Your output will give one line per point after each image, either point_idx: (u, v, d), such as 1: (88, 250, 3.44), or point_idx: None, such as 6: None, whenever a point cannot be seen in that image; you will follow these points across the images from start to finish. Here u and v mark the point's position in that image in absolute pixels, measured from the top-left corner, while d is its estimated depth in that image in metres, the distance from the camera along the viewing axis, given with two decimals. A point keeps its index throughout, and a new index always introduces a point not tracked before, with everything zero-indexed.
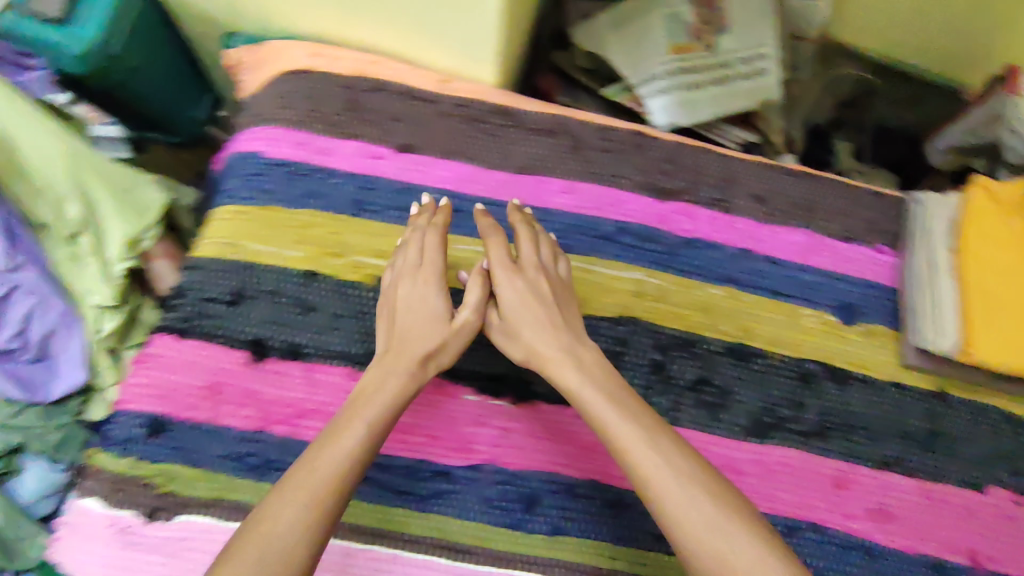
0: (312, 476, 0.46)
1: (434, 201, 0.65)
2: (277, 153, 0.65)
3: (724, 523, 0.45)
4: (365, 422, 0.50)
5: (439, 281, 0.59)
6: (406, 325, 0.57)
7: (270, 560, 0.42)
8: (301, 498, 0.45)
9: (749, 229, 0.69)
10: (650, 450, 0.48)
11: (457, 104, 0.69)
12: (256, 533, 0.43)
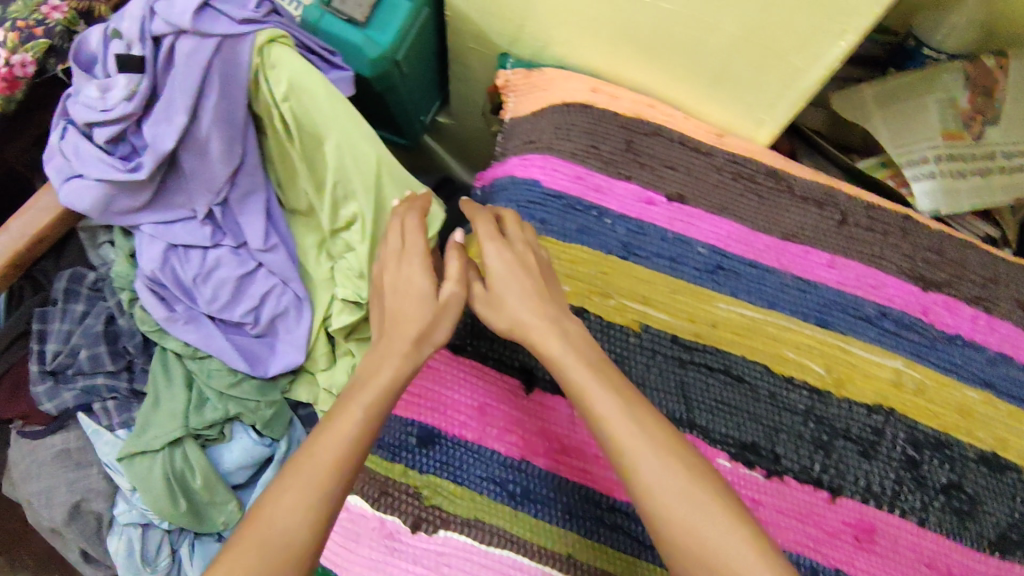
0: (308, 463, 0.42)
1: (702, 256, 0.65)
2: (556, 185, 0.66)
3: (696, 491, 0.42)
4: (364, 407, 0.46)
5: (423, 257, 0.54)
6: (395, 306, 0.52)
7: (279, 554, 0.39)
8: (293, 489, 0.41)
9: (1010, 335, 0.67)
10: (643, 439, 0.43)
11: (731, 160, 0.68)
12: (258, 525, 0.40)
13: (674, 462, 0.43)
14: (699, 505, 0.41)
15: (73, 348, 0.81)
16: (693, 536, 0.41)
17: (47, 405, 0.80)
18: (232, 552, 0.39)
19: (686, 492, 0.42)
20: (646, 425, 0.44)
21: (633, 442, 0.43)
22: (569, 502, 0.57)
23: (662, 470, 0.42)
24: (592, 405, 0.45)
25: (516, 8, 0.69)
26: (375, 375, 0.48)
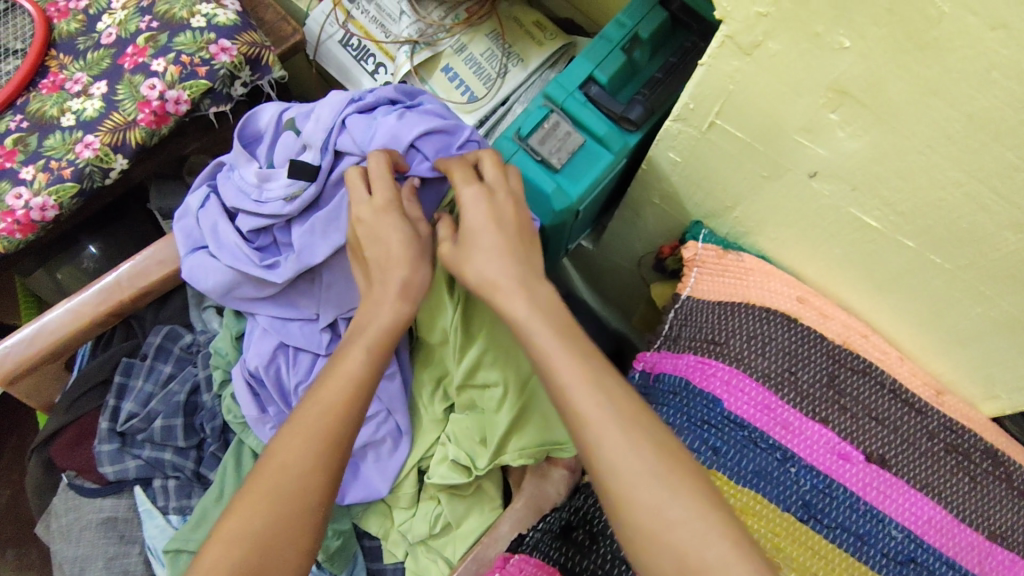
0: (314, 416, 0.48)
1: (895, 541, 0.55)
2: (741, 410, 0.57)
3: (671, 475, 0.42)
4: (362, 350, 0.52)
5: (394, 203, 0.55)
6: (378, 252, 0.55)
7: (291, 503, 0.45)
8: (303, 436, 0.47)
9: None
10: (604, 402, 0.45)
11: (945, 426, 0.58)
12: (267, 472, 0.46)
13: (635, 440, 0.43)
14: (669, 488, 0.42)
15: (150, 412, 0.75)
16: (657, 517, 0.41)
17: (107, 468, 0.74)
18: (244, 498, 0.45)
19: (658, 478, 0.42)
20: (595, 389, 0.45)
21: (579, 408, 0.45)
22: None
23: (627, 451, 0.43)
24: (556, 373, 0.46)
25: (733, 191, 0.61)
26: (367, 319, 0.54)
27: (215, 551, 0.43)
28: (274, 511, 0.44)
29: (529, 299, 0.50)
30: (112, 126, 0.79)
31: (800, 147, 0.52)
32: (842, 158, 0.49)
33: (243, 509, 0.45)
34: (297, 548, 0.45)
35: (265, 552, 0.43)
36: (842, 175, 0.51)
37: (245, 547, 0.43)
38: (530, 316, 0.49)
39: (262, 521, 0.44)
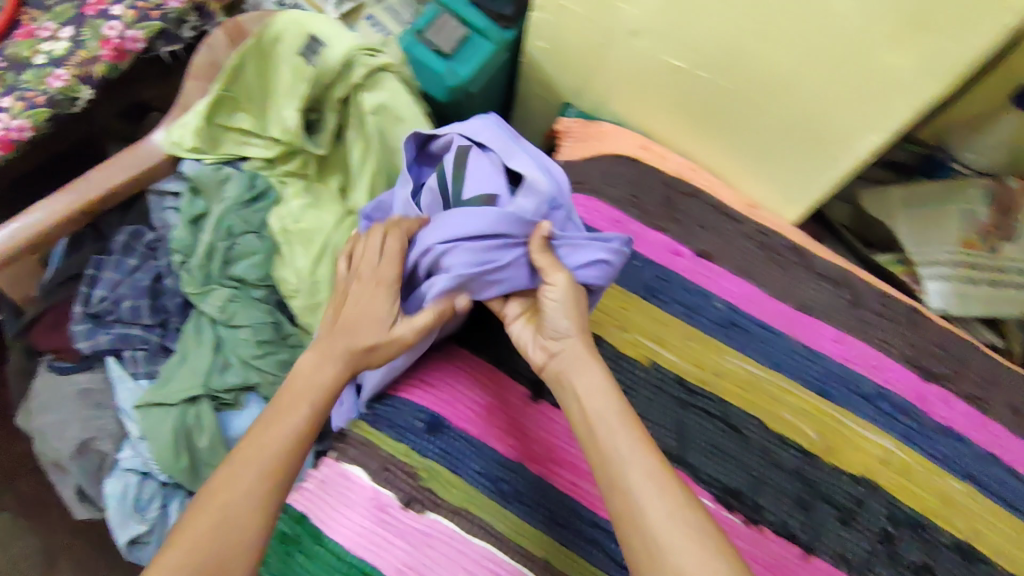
0: (268, 442, 0.51)
1: (718, 310, 0.70)
2: (596, 224, 0.73)
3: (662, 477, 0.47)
4: (310, 405, 0.54)
5: (386, 292, 0.59)
6: (353, 318, 0.58)
7: (235, 531, 0.46)
8: (249, 472, 0.49)
9: (998, 435, 0.70)
10: (605, 403, 0.52)
11: (758, 231, 0.75)
12: (222, 484, 0.48)
13: (647, 461, 0.48)
14: (683, 515, 0.44)
15: (118, 296, 0.87)
16: (644, 515, 0.45)
17: (81, 343, 0.84)
18: (204, 498, 0.47)
19: (654, 477, 0.47)
20: (633, 427, 0.50)
21: (603, 419, 0.51)
22: (553, 509, 0.61)
23: (665, 513, 0.45)
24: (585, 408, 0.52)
25: (587, 65, 0.78)
26: (298, 378, 0.55)
27: (178, 544, 0.45)
28: (227, 521, 0.46)
29: (605, 380, 0.53)
30: (79, 62, 0.92)
31: (620, 11, 0.69)
32: (649, 12, 0.67)
33: (202, 518, 0.46)
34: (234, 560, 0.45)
35: (216, 550, 0.45)
36: (652, 28, 0.68)
37: (193, 554, 0.44)
38: (581, 352, 0.56)
39: (208, 521, 0.46)
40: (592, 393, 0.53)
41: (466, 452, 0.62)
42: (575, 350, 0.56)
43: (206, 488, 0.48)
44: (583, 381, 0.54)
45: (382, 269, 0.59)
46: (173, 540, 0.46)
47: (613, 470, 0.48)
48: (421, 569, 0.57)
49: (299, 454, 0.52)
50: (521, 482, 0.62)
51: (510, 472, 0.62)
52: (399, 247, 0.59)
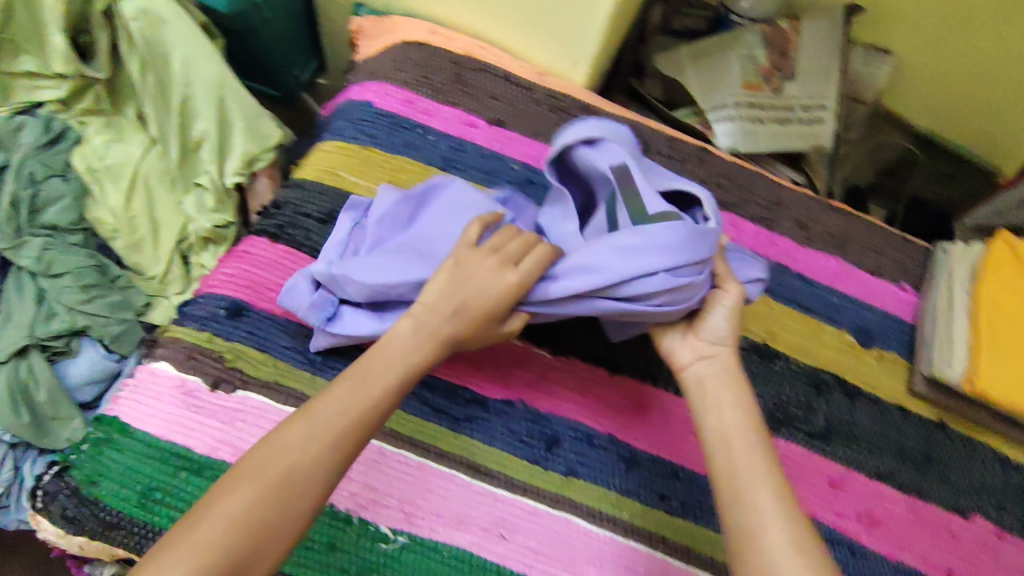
0: (359, 410, 0.47)
1: (516, 171, 0.72)
2: (387, 107, 0.73)
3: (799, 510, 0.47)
4: (398, 377, 0.50)
5: (530, 288, 0.53)
6: (470, 297, 0.52)
7: (258, 513, 0.42)
8: (325, 440, 0.45)
9: (788, 248, 0.76)
10: (745, 430, 0.51)
11: (549, 95, 0.78)
12: (276, 454, 0.44)
13: (780, 504, 0.47)
14: (805, 534, 0.46)
15: None
16: (758, 535, 0.45)
17: None
18: (248, 473, 0.43)
19: (775, 488, 0.47)
20: (762, 460, 0.49)
21: (749, 476, 0.48)
22: None
23: (786, 545, 0.45)
24: (721, 419, 0.52)
25: None
26: (392, 350, 0.51)
27: (206, 523, 0.41)
28: (258, 487, 0.43)
29: (750, 407, 0.53)
30: None
31: None
32: None
33: (241, 489, 0.42)
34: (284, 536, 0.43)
35: (265, 530, 0.42)
36: None
37: (264, 516, 0.42)
38: (723, 401, 0.53)
39: (256, 500, 0.42)
40: (733, 441, 0.51)
41: (271, 331, 0.63)
42: (722, 398, 0.53)
43: (242, 464, 0.44)
44: (736, 437, 0.51)
45: (503, 269, 0.53)
46: (190, 519, 0.42)
47: (739, 491, 0.48)
48: (236, 442, 0.58)
49: (380, 420, 0.48)
50: (330, 350, 0.63)
51: (318, 344, 0.63)
52: (476, 236, 0.55)
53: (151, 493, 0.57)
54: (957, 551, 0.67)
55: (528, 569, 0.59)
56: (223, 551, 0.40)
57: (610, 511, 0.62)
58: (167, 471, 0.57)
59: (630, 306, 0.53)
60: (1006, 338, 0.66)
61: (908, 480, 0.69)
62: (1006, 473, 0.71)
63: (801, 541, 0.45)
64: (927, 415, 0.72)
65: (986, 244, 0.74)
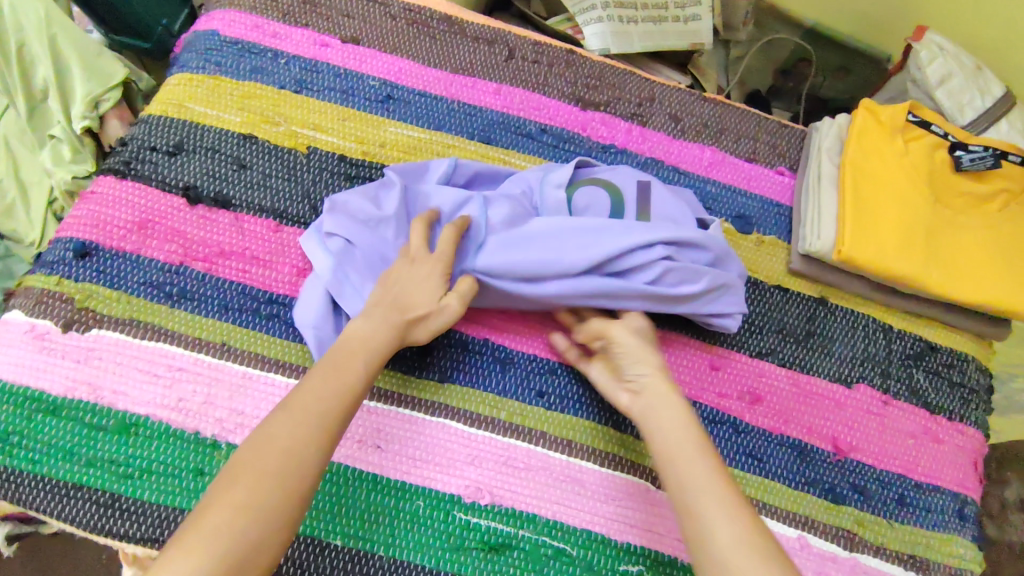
0: (330, 399, 0.50)
1: (373, 88, 0.72)
2: (234, 34, 0.71)
3: (725, 493, 0.49)
4: (363, 362, 0.53)
5: (438, 269, 0.58)
6: (399, 296, 0.57)
7: (271, 496, 0.45)
8: (303, 423, 0.48)
9: (661, 142, 0.75)
10: (670, 432, 0.54)
11: (406, 10, 0.76)
12: (267, 448, 0.47)
13: (711, 463, 0.51)
14: (737, 522, 0.47)
15: None
16: (709, 534, 0.47)
17: None
18: (246, 467, 0.46)
19: (712, 480, 0.50)
20: (694, 431, 0.54)
21: (682, 446, 0.53)
22: (227, 297, 0.61)
23: (729, 533, 0.47)
24: (681, 425, 0.54)
25: None
26: (355, 345, 0.54)
27: (213, 515, 0.43)
28: (275, 480, 0.45)
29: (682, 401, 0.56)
30: None
31: None
32: None
33: (243, 479, 0.45)
34: (284, 520, 0.45)
35: (270, 514, 0.44)
36: None
37: (259, 502, 0.44)
38: (660, 383, 0.57)
39: (257, 488, 0.45)
40: (670, 424, 0.54)
41: (123, 269, 0.61)
42: (654, 384, 0.57)
43: (235, 459, 0.47)
44: (661, 414, 0.55)
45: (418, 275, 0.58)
46: (198, 516, 0.44)
47: (679, 466, 0.51)
48: (92, 380, 0.57)
49: (356, 408, 0.51)
50: (186, 282, 0.61)
51: (174, 278, 0.61)
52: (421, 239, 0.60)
53: (5, 438, 0.55)
54: (844, 420, 0.67)
55: (406, 476, 0.58)
56: (237, 539, 0.43)
57: (507, 419, 0.62)
58: (21, 415, 0.56)
59: (626, 286, 0.60)
60: (879, 209, 0.67)
61: (790, 357, 0.68)
62: (888, 341, 0.71)
63: (727, 523, 0.47)
64: (808, 291, 0.71)
65: (851, 114, 0.74)
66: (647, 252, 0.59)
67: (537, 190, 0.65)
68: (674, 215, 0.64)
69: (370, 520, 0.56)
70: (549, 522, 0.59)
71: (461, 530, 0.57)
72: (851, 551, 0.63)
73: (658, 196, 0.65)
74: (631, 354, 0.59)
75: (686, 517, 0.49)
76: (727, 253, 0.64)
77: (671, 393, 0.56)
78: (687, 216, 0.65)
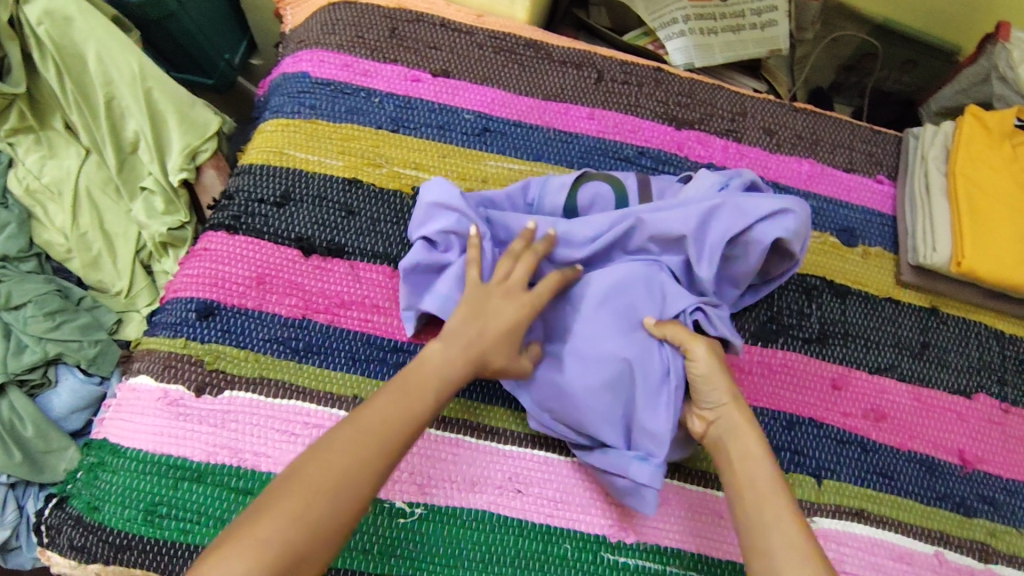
0: (385, 422, 0.47)
1: (468, 121, 0.71)
2: (324, 74, 0.70)
3: (795, 539, 0.45)
4: (434, 392, 0.50)
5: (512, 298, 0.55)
6: (481, 327, 0.53)
7: (309, 516, 0.42)
8: (368, 445, 0.45)
9: (758, 157, 0.74)
10: (761, 472, 0.50)
11: (491, 37, 0.75)
12: (328, 461, 0.44)
13: (779, 502, 0.48)
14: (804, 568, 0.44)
15: None
16: None
17: None
18: (300, 478, 0.43)
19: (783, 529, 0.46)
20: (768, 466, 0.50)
21: (755, 482, 0.49)
22: (353, 348, 0.61)
23: None
24: (757, 463, 0.50)
25: None
26: (426, 372, 0.50)
27: (267, 525, 0.41)
28: (327, 498, 0.43)
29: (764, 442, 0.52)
30: None
31: None
32: None
33: (292, 495, 0.42)
34: (332, 543, 0.43)
35: (315, 536, 0.42)
36: None
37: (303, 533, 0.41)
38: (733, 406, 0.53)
39: (303, 505, 0.42)
40: (746, 458, 0.51)
41: (246, 326, 0.60)
42: (732, 417, 0.53)
43: (290, 476, 0.44)
44: (739, 446, 0.52)
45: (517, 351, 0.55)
46: (244, 521, 0.42)
47: (747, 499, 0.49)
48: (232, 443, 0.57)
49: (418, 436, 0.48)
50: (309, 336, 0.61)
51: (298, 332, 0.61)
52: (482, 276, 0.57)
53: (153, 509, 0.55)
54: (967, 432, 0.67)
55: (550, 519, 0.58)
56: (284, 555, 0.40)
57: None
58: (167, 484, 0.55)
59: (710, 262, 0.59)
60: (996, 219, 0.67)
61: (908, 370, 0.68)
62: (1002, 347, 0.70)
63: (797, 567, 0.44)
64: (918, 302, 0.71)
65: (954, 121, 0.73)
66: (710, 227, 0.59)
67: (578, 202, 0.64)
68: (738, 225, 0.58)
69: (521, 566, 0.57)
70: (694, 555, 0.59)
71: (610, 570, 0.57)
72: (986, 563, 0.63)
73: (716, 213, 0.59)
74: (707, 378, 0.54)
75: (752, 553, 0.46)
76: (785, 237, 0.58)
77: (749, 427, 0.52)
78: (739, 225, 0.58)
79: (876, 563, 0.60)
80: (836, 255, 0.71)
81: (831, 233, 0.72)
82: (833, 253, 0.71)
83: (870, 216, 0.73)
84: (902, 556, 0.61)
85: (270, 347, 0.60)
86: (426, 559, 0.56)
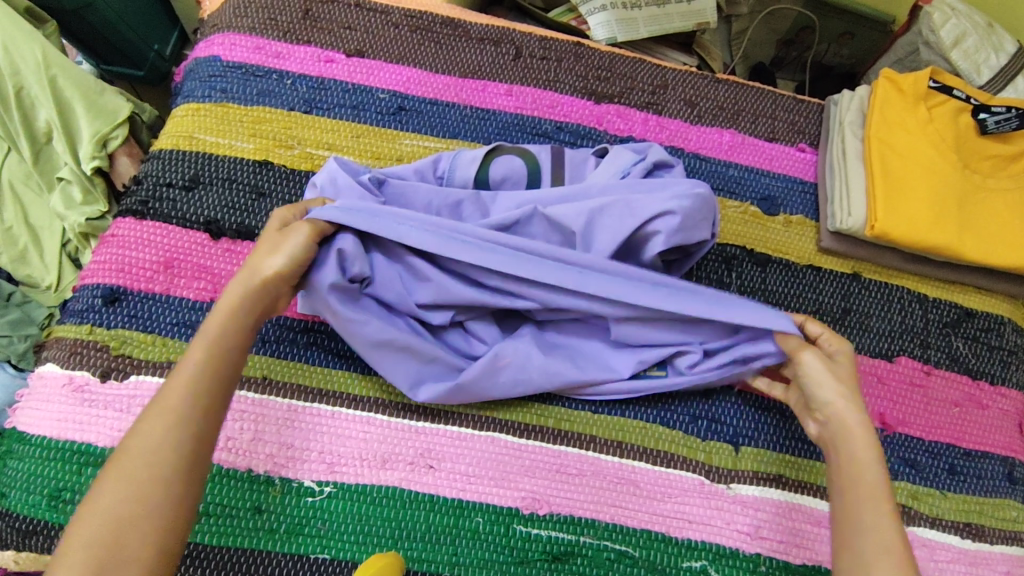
0: (167, 398, 0.46)
1: (383, 100, 0.70)
2: (235, 57, 0.70)
3: (888, 541, 0.46)
4: (204, 347, 0.49)
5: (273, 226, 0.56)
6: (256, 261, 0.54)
7: (103, 510, 0.41)
8: (154, 428, 0.44)
9: (678, 129, 0.74)
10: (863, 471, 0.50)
11: (407, 16, 0.74)
12: (117, 467, 0.43)
13: (881, 506, 0.48)
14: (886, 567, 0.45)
15: None
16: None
17: None
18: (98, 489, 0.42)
19: (875, 530, 0.47)
20: (875, 469, 0.50)
21: (859, 485, 0.50)
22: (263, 330, 0.61)
23: None
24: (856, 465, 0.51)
25: None
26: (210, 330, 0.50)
27: (72, 543, 0.40)
28: (122, 493, 0.41)
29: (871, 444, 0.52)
30: None
31: None
32: None
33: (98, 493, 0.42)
34: (153, 524, 0.41)
35: (123, 524, 0.40)
36: None
37: (114, 531, 0.40)
38: (848, 412, 0.54)
39: (108, 513, 0.41)
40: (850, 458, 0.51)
41: (154, 310, 0.60)
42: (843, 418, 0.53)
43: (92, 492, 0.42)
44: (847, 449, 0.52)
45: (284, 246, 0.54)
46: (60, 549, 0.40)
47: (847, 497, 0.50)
48: None
49: (211, 390, 0.47)
50: None
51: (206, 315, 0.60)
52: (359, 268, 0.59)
53: (58, 495, 0.54)
54: (888, 395, 0.66)
55: (463, 493, 0.58)
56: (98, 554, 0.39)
57: (558, 426, 0.61)
58: (72, 470, 0.55)
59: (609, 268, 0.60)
60: (913, 183, 0.67)
61: None
62: (925, 311, 0.70)
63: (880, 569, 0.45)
64: (840, 268, 0.71)
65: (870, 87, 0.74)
66: (612, 223, 0.60)
67: (488, 171, 0.64)
68: (629, 227, 0.59)
69: (432, 540, 0.56)
70: (608, 525, 0.58)
71: (523, 543, 0.57)
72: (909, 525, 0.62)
73: (610, 206, 0.60)
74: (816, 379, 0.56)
75: (840, 551, 0.48)
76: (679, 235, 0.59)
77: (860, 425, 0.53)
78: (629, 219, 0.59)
79: (793, 527, 0.60)
80: (757, 224, 0.71)
81: (752, 203, 0.72)
82: (754, 223, 0.71)
83: (793, 185, 0.74)
84: (819, 520, 0.61)
85: (179, 330, 0.60)
86: (334, 536, 0.55)
